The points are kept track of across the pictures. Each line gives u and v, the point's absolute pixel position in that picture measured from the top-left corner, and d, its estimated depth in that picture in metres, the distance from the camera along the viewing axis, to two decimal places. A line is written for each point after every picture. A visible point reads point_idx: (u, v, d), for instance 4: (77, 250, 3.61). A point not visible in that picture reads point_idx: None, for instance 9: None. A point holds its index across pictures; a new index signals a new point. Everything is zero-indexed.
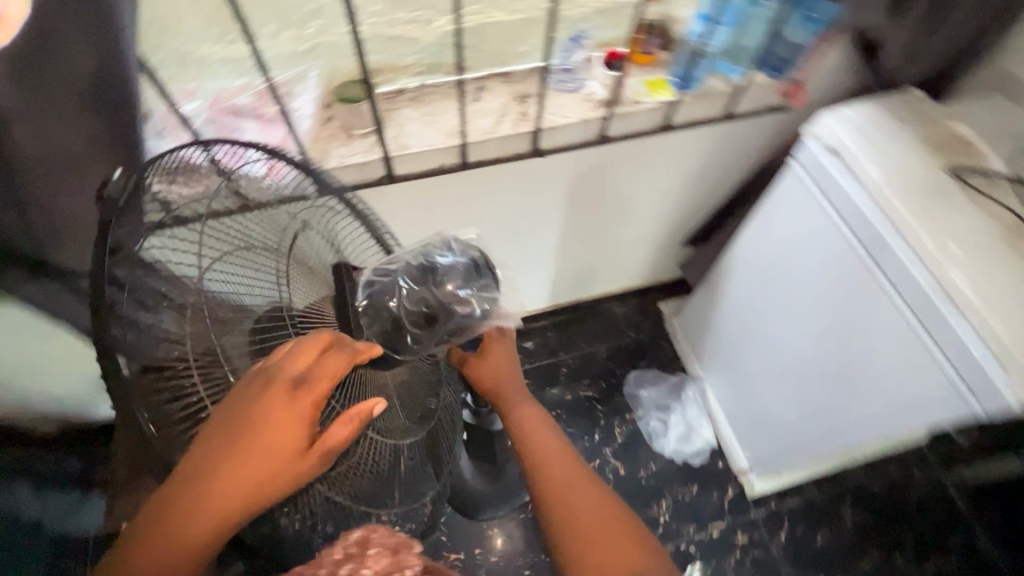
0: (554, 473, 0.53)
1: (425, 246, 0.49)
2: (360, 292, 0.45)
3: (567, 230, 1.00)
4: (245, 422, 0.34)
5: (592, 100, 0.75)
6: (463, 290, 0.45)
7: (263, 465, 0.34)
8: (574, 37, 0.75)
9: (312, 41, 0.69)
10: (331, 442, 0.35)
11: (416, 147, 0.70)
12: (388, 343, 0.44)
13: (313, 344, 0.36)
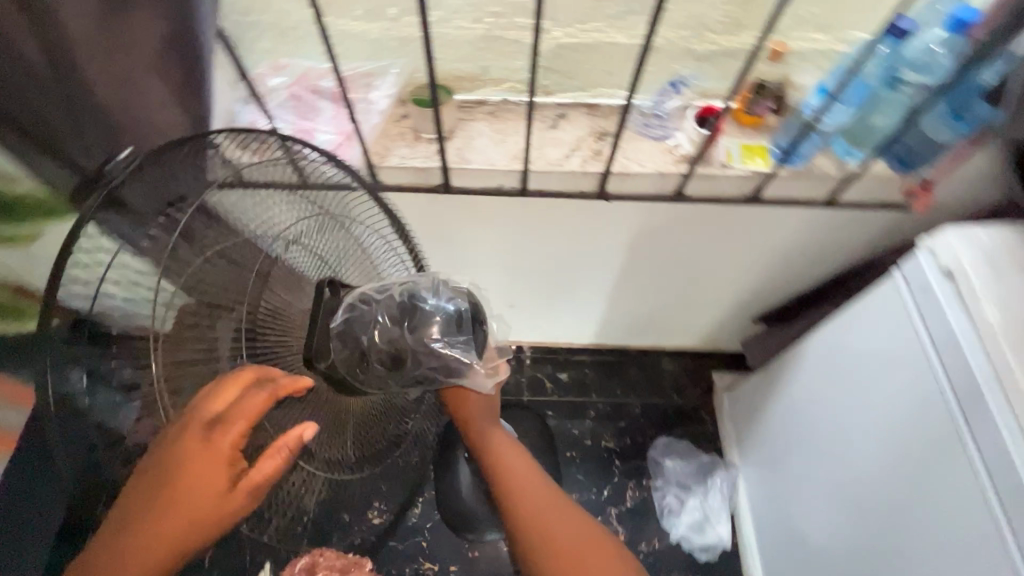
0: (528, 507, 0.53)
1: (413, 284, 0.52)
2: (339, 312, 0.48)
3: (623, 278, 0.94)
4: (170, 467, 0.37)
5: (674, 153, 0.70)
6: (436, 343, 0.49)
7: (191, 506, 0.38)
8: (673, 83, 0.71)
9: (398, 35, 0.68)
10: (259, 476, 0.39)
11: (478, 163, 0.68)
12: (353, 371, 0.48)
13: (232, 383, 0.38)
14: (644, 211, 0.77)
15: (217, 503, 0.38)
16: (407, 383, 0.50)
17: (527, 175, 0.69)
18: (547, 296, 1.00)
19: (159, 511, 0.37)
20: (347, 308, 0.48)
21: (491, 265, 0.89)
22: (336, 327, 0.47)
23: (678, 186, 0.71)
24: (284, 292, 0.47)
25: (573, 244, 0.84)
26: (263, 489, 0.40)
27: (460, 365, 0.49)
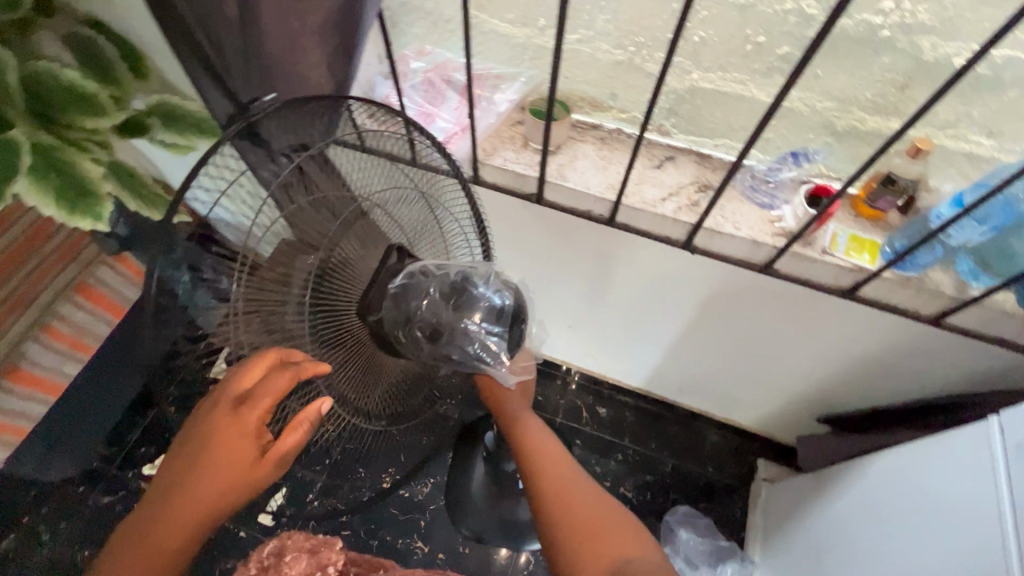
0: (548, 478, 0.56)
1: (469, 271, 0.56)
2: (399, 276, 0.52)
3: (688, 333, 0.91)
4: (207, 435, 0.43)
5: (775, 226, 0.68)
6: (474, 326, 0.53)
7: (223, 472, 0.43)
8: (793, 154, 0.68)
9: (537, 45, 0.69)
10: (283, 447, 0.44)
11: (574, 184, 0.70)
12: (395, 330, 0.52)
13: (261, 360, 0.43)
14: (729, 274, 0.75)
15: (247, 469, 0.43)
16: (439, 356, 0.54)
17: (618, 208, 0.69)
18: (606, 328, 0.99)
19: (193, 480, 0.43)
20: (407, 274, 0.53)
21: (562, 283, 0.90)
22: (394, 288, 0.52)
23: (769, 258, 0.68)
24: (356, 248, 0.52)
25: (647, 286, 0.83)
26: (288, 458, 0.45)
27: (494, 357, 0.55)
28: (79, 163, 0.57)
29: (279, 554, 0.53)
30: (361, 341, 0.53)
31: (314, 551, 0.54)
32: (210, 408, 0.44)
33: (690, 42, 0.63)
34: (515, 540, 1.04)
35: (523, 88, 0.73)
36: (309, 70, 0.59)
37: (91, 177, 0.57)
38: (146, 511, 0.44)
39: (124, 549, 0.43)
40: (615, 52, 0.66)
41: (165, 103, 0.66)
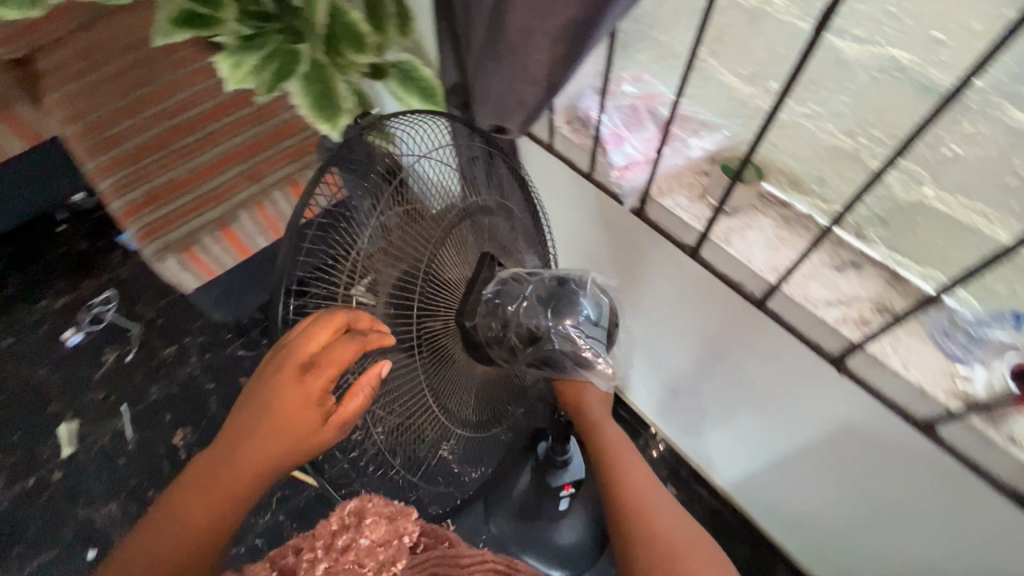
0: (626, 485, 0.57)
1: (565, 276, 0.62)
2: (491, 285, 0.60)
3: (797, 455, 0.82)
4: (268, 399, 0.45)
5: (957, 387, 0.55)
6: (572, 329, 0.57)
7: (283, 436, 0.45)
8: (1014, 316, 0.53)
9: (749, 97, 0.65)
10: (347, 410, 0.47)
11: (736, 252, 0.66)
12: (490, 336, 0.59)
13: (327, 328, 0.45)
14: (870, 411, 0.65)
15: (307, 433, 0.45)
16: (535, 360, 0.59)
17: (773, 292, 0.63)
18: (704, 409, 0.94)
19: (253, 438, 0.45)
20: (499, 282, 0.61)
21: (677, 344, 0.87)
22: (487, 296, 0.59)
23: (934, 419, 0.56)
24: (455, 256, 0.60)
25: (766, 385, 0.77)
26: (349, 423, 0.47)
27: (587, 359, 0.58)
28: (335, 82, 0.73)
29: (360, 517, 0.49)
30: (452, 349, 0.62)
31: (392, 518, 0.49)
32: (272, 371, 0.46)
33: (936, 154, 0.54)
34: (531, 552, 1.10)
35: (721, 139, 0.70)
36: (529, 62, 0.63)
37: (338, 93, 0.74)
38: (205, 468, 0.47)
39: (187, 500, 0.46)
40: (839, 135, 0.60)
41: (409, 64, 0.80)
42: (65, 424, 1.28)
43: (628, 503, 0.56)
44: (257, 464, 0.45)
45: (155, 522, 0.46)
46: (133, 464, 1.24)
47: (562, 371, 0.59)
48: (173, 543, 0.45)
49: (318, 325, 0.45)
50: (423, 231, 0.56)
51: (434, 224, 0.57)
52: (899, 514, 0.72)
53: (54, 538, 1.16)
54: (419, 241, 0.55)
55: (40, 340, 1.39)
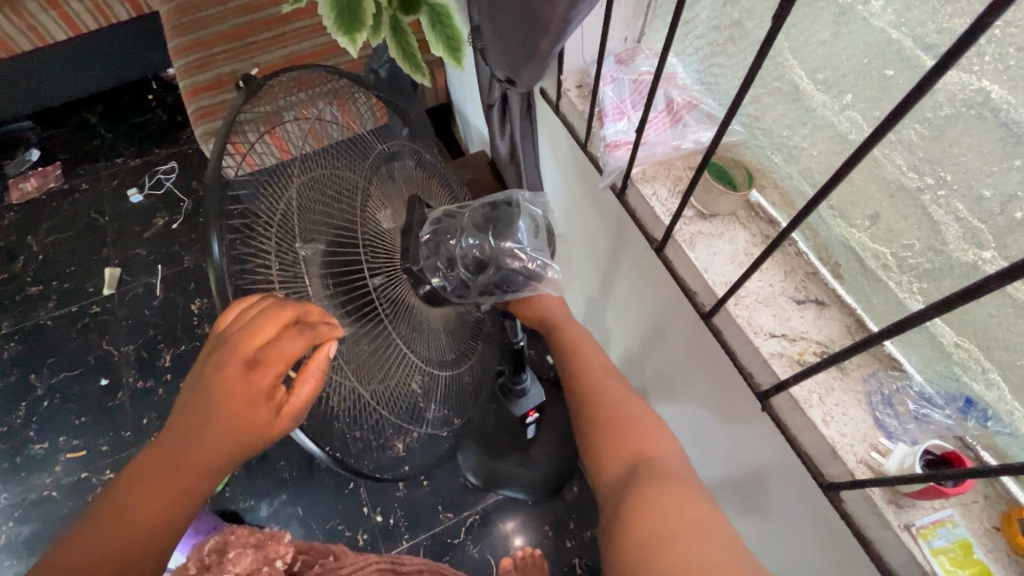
0: (580, 376, 0.65)
1: (493, 202, 0.71)
2: (425, 228, 0.64)
3: (716, 473, 0.80)
4: (218, 395, 0.44)
5: (872, 456, 0.50)
6: (515, 248, 0.67)
7: (236, 429, 0.44)
8: (966, 401, 0.50)
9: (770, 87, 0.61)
10: (299, 399, 0.44)
11: (696, 257, 0.62)
12: (437, 273, 0.63)
13: (274, 321, 0.43)
14: (778, 452, 0.62)
15: (261, 426, 0.44)
16: (491, 285, 0.67)
17: (718, 307, 0.59)
18: (650, 394, 0.93)
19: (202, 433, 0.45)
20: (433, 222, 0.65)
21: (637, 324, 0.87)
22: (425, 237, 0.63)
23: (839, 482, 0.51)
24: (379, 205, 0.62)
25: (695, 383, 0.75)
26: (304, 412, 0.46)
27: (536, 270, 0.68)
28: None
29: (222, 552, 0.46)
30: (408, 298, 0.61)
31: (259, 545, 0.47)
32: (217, 368, 0.44)
33: (1004, 216, 0.46)
34: (485, 479, 1.17)
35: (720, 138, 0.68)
36: (524, 10, 0.58)
37: (363, 11, 0.75)
38: (154, 461, 0.47)
39: (130, 493, 0.47)
40: (905, 171, 0.52)
41: (443, 8, 0.84)
42: (111, 268, 1.45)
43: (591, 411, 0.61)
44: (213, 455, 0.46)
45: (103, 513, 0.47)
46: (156, 318, 1.39)
47: (517, 289, 0.69)
48: (129, 535, 0.46)
49: (264, 321, 0.43)
50: (340, 196, 0.56)
51: (350, 191, 0.57)
52: (790, 563, 0.69)
53: (80, 360, 1.34)
54: (336, 209, 0.55)
55: (109, 191, 1.56)
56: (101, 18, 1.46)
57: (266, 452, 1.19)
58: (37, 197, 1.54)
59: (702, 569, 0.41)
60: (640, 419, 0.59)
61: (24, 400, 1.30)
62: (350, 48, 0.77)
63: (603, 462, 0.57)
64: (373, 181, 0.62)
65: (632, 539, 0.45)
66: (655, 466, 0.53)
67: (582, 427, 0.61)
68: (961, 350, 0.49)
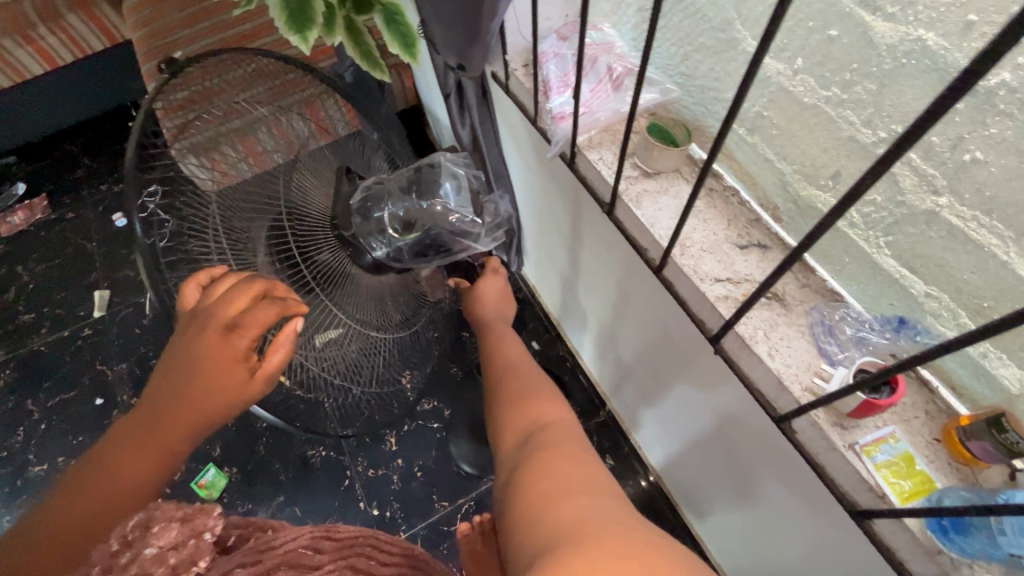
0: (507, 352, 0.76)
1: (418, 168, 0.77)
2: (358, 194, 0.69)
3: (690, 429, 0.83)
4: (197, 357, 0.47)
5: (813, 383, 0.53)
6: (442, 207, 0.75)
7: (212, 390, 0.47)
8: (899, 320, 0.54)
9: (695, 45, 0.64)
10: (271, 364, 0.50)
11: (642, 215, 0.65)
12: (375, 241, 0.68)
13: (247, 292, 0.48)
14: (739, 396, 0.63)
15: (238, 387, 0.48)
16: (423, 243, 0.72)
17: (666, 259, 0.62)
18: (625, 362, 0.96)
19: (174, 401, 0.47)
20: (363, 190, 0.70)
21: (602, 295, 0.90)
22: (357, 202, 0.68)
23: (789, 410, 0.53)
24: (311, 178, 0.70)
25: (660, 343, 0.76)
26: (276, 376, 0.50)
27: (462, 224, 0.75)
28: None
29: (145, 526, 0.41)
30: (346, 266, 0.67)
31: (186, 517, 0.43)
32: (196, 334, 0.47)
33: (954, 158, 0.45)
34: (478, 466, 1.18)
35: (656, 97, 0.70)
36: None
37: (314, 10, 0.79)
38: (133, 432, 0.48)
39: (85, 479, 0.46)
40: (860, 127, 0.52)
41: (395, 8, 0.86)
42: (101, 291, 1.48)
43: (504, 376, 0.70)
44: (192, 419, 0.48)
45: (51, 504, 0.45)
46: (148, 336, 1.41)
47: (447, 247, 0.75)
48: (83, 513, 0.44)
49: (239, 292, 0.48)
50: (274, 183, 0.65)
51: (280, 177, 0.66)
52: (768, 510, 0.71)
53: (75, 382, 1.36)
54: (271, 196, 0.64)
55: (95, 217, 1.59)
56: (74, 50, 1.49)
57: (260, 456, 1.21)
58: (25, 228, 1.57)
59: (627, 517, 0.41)
60: (544, 397, 0.63)
61: (23, 425, 1.32)
62: (302, 47, 0.80)
63: (509, 423, 0.60)
64: (306, 172, 0.70)
65: (526, 498, 0.45)
66: (549, 433, 0.55)
67: (502, 386, 0.68)
68: (932, 300, 0.51)
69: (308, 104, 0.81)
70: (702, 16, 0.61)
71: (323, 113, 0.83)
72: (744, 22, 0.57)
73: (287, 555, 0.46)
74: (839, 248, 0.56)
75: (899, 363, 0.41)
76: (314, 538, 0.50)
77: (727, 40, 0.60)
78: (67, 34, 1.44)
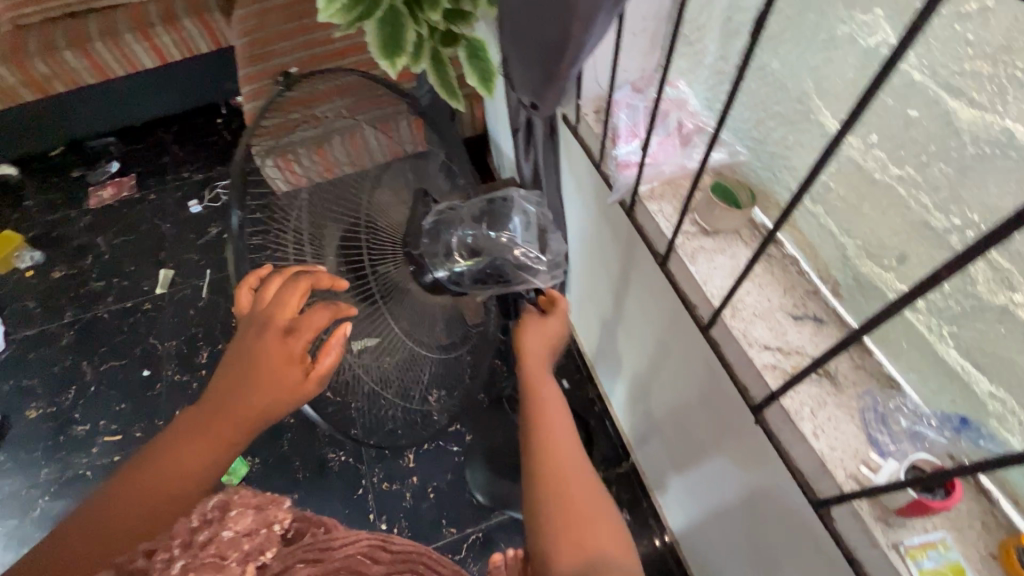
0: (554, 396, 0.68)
1: (492, 198, 0.77)
2: (430, 218, 0.71)
3: (715, 498, 0.80)
4: (256, 357, 0.49)
5: (859, 471, 0.51)
6: (508, 240, 0.73)
7: (267, 389, 0.49)
8: (961, 420, 0.51)
9: (770, 112, 0.64)
10: (323, 366, 0.52)
11: (696, 271, 0.65)
12: (438, 263, 0.69)
13: (299, 289, 0.51)
14: (774, 473, 0.60)
15: (291, 389, 0.49)
16: (483, 275, 0.72)
17: (715, 318, 0.62)
18: (654, 416, 0.95)
19: (228, 404, 0.49)
20: (436, 214, 0.72)
21: (642, 346, 0.89)
22: (426, 225, 0.71)
23: (829, 497, 0.51)
24: (390, 195, 0.74)
25: (696, 405, 0.75)
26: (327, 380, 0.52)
27: (526, 260, 0.74)
28: (407, 29, 0.84)
29: None
30: (407, 282, 0.70)
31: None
32: (257, 336, 0.50)
33: None
34: (490, 498, 1.16)
35: (724, 158, 0.71)
36: (543, 38, 0.64)
37: (405, 39, 0.85)
38: (187, 429, 0.50)
39: (132, 482, 0.47)
40: (931, 211, 0.51)
41: (479, 43, 0.91)
42: (166, 269, 1.57)
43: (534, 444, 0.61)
44: (242, 420, 0.49)
45: (96, 508, 0.46)
46: (199, 317, 1.49)
47: (508, 280, 0.73)
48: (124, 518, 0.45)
49: (292, 293, 0.51)
50: (360, 196, 0.69)
51: (363, 190, 0.70)
52: None
53: (127, 352, 1.44)
54: (354, 206, 0.68)
55: (172, 201, 1.71)
56: (185, 51, 1.64)
57: (283, 451, 1.24)
58: (111, 203, 1.71)
59: None
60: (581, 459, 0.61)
61: (74, 384, 1.40)
62: (390, 71, 0.87)
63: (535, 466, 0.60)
64: (389, 184, 0.74)
65: None
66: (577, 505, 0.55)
67: None
68: (996, 401, 0.48)
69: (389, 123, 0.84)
70: (779, 85, 0.62)
71: (398, 125, 0.85)
72: (823, 97, 0.57)
73: (346, 561, 0.50)
74: (904, 336, 0.54)
75: (968, 467, 0.39)
76: (371, 547, 0.53)
77: (802, 111, 0.60)
78: (181, 35, 1.59)
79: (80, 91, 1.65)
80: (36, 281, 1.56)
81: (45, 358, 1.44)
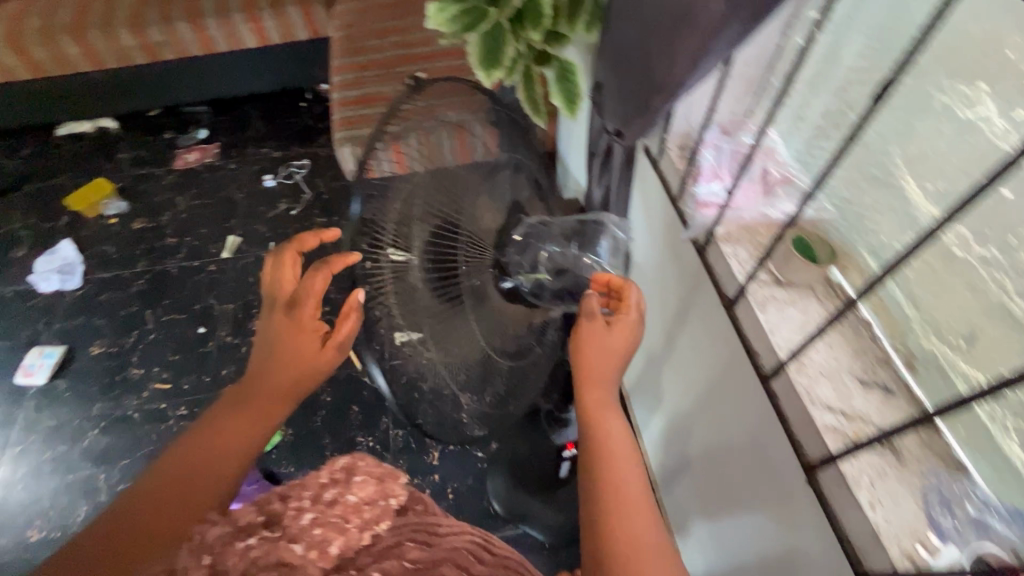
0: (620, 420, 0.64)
1: (585, 221, 0.88)
2: (522, 231, 0.77)
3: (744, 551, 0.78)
4: (276, 335, 0.57)
5: (915, 549, 0.49)
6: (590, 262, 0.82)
7: (293, 363, 0.56)
8: None
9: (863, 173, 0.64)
10: (340, 333, 0.58)
11: (764, 319, 0.65)
12: (520, 272, 0.73)
13: (288, 264, 0.59)
14: (814, 534, 0.60)
15: (311, 355, 0.57)
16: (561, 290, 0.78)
17: (779, 370, 0.61)
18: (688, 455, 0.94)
19: (263, 378, 0.56)
20: (530, 226, 0.79)
21: (689, 384, 0.89)
22: (516, 237, 0.75)
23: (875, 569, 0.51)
24: (487, 203, 0.75)
25: (739, 452, 0.74)
26: (346, 345, 0.59)
27: None
28: (507, 45, 0.88)
29: (350, 474, 0.48)
30: (490, 287, 0.69)
31: (381, 479, 0.48)
32: (271, 316, 0.58)
33: None
34: (508, 508, 1.17)
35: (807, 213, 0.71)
36: (644, 72, 0.66)
37: (503, 54, 0.89)
38: (227, 407, 0.56)
39: (180, 457, 0.51)
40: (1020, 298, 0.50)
41: (570, 66, 0.94)
42: (234, 236, 1.66)
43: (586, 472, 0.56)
44: (278, 389, 0.56)
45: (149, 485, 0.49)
46: (257, 286, 1.56)
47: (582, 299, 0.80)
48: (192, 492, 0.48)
49: (286, 269, 0.59)
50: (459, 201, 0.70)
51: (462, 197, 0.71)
52: None
53: (187, 308, 1.53)
54: (453, 210, 0.68)
55: (250, 173, 1.81)
56: (285, 36, 1.74)
57: (315, 427, 1.28)
58: (195, 166, 1.82)
59: None
60: None
61: (136, 330, 1.49)
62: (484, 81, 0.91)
63: None
64: (485, 193, 0.75)
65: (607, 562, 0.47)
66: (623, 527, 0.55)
67: None
68: None
69: (491, 132, 0.88)
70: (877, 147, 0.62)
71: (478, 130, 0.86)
72: (925, 166, 0.57)
73: (451, 553, 0.43)
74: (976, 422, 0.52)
75: None
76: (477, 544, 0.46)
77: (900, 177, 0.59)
78: (284, 21, 1.69)
79: (186, 61, 1.77)
80: (117, 229, 1.68)
81: (114, 301, 1.53)
